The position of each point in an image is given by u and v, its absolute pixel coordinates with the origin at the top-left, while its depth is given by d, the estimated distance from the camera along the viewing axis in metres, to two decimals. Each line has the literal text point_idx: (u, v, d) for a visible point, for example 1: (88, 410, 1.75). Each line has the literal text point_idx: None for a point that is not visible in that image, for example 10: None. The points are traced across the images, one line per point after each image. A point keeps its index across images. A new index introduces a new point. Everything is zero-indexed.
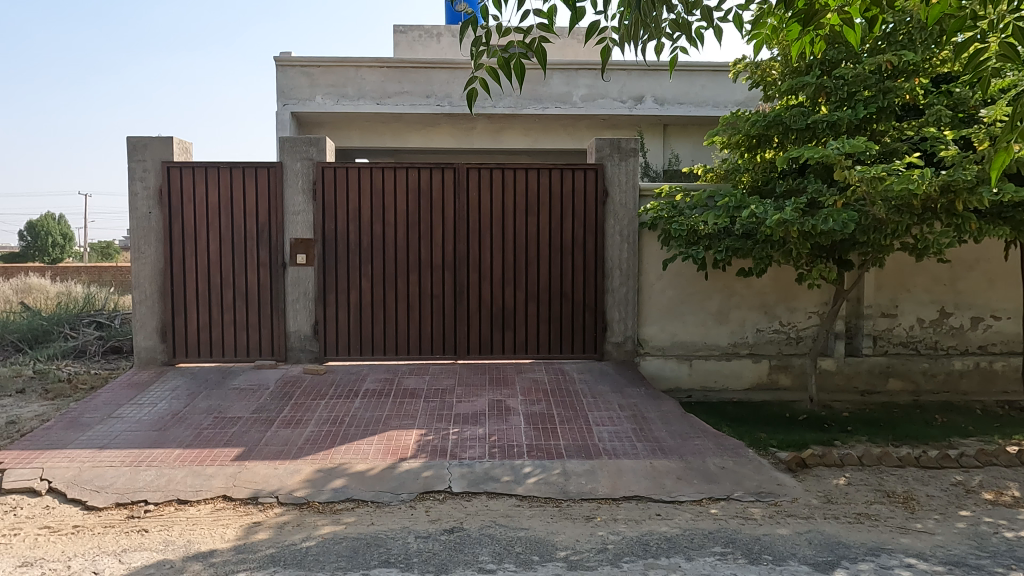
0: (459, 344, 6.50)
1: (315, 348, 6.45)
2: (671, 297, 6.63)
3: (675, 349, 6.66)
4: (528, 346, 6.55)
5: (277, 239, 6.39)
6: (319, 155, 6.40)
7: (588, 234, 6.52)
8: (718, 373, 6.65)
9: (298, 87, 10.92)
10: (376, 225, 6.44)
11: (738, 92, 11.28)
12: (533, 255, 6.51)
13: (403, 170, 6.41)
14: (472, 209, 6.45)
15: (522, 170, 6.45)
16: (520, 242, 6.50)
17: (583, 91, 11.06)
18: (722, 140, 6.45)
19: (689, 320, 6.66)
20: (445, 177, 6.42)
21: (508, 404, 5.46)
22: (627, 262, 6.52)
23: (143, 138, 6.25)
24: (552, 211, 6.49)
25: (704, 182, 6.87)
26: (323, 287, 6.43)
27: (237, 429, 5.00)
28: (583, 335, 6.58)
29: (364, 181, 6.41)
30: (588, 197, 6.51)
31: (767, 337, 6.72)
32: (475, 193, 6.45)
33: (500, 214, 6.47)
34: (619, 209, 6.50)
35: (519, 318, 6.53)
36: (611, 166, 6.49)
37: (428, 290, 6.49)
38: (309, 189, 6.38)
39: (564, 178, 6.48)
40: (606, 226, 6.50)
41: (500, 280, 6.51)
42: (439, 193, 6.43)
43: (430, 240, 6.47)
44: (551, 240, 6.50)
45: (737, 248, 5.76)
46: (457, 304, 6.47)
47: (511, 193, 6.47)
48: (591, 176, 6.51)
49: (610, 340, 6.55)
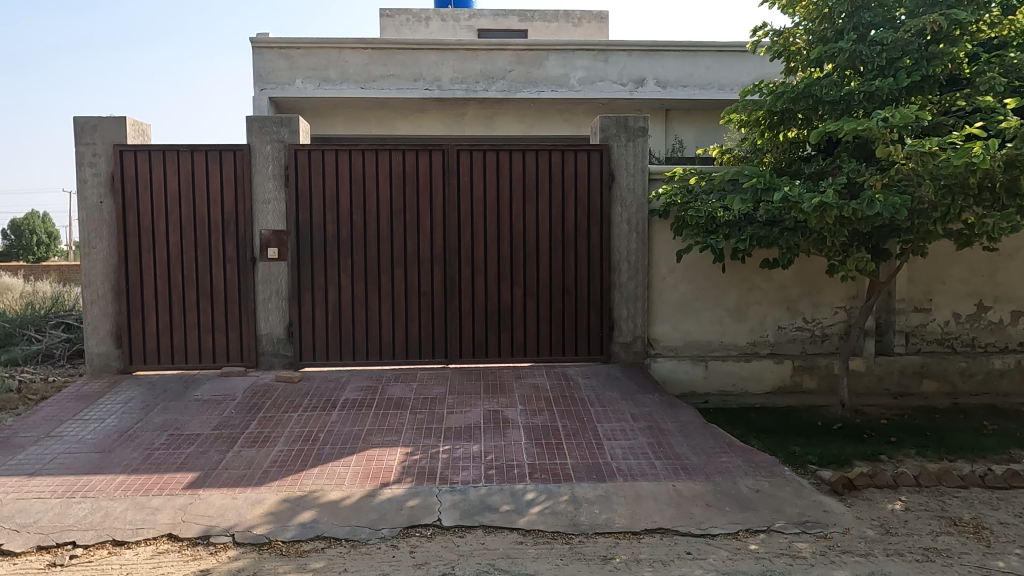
0: (450, 347, 5.84)
1: (289, 352, 5.79)
2: (685, 292, 6.00)
3: (689, 349, 6.04)
4: (527, 348, 5.90)
5: (245, 230, 5.71)
6: (292, 137, 5.72)
7: (593, 222, 5.87)
8: (736, 376, 6.03)
9: (277, 71, 10.21)
10: (357, 214, 5.77)
11: (745, 73, 10.63)
12: (532, 247, 5.85)
13: (386, 152, 5.75)
14: (463, 194, 5.79)
15: (519, 152, 5.79)
16: (518, 232, 5.84)
17: (580, 73, 10.41)
18: (740, 118, 5.81)
19: (705, 317, 6.03)
20: (433, 159, 5.77)
21: (505, 415, 4.81)
22: (636, 253, 5.88)
23: (92, 117, 5.55)
24: (553, 196, 5.83)
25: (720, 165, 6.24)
26: (298, 284, 5.76)
27: (194, 450, 4.33)
28: (587, 336, 5.93)
29: (342, 165, 5.74)
30: (592, 181, 5.85)
31: (790, 336, 6.11)
32: (467, 177, 5.78)
33: (494, 200, 5.81)
34: (626, 194, 5.86)
35: (516, 317, 5.88)
36: (618, 147, 5.84)
37: (416, 285, 5.83)
38: (281, 175, 5.71)
39: (565, 160, 5.81)
40: (612, 213, 5.86)
41: (495, 274, 5.85)
42: (426, 177, 5.77)
43: (418, 230, 5.80)
44: (551, 230, 5.85)
45: (761, 236, 5.14)
46: (448, 303, 5.82)
47: (508, 177, 5.80)
48: (595, 157, 5.85)
49: (618, 341, 5.92)
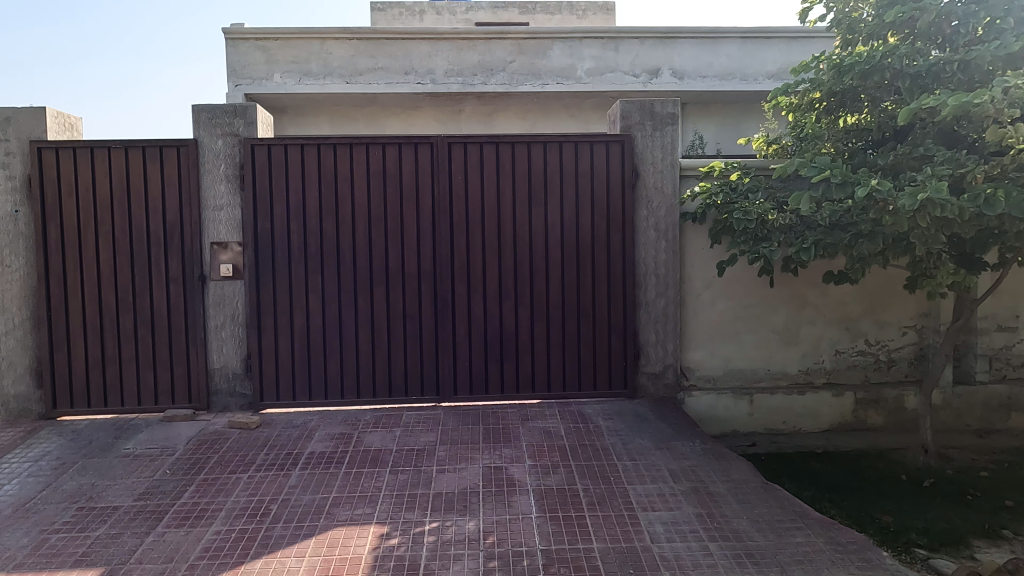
0: (442, 381, 4.83)
1: (248, 391, 4.79)
2: (724, 311, 5.00)
3: (729, 379, 5.03)
4: (535, 382, 4.89)
5: (192, 244, 4.71)
6: (248, 129, 4.73)
7: (613, 228, 4.86)
8: (788, 411, 5.04)
9: (253, 65, 9.25)
10: (328, 223, 4.78)
11: (769, 62, 9.59)
12: (540, 259, 4.85)
13: (361, 146, 4.75)
14: (456, 196, 4.79)
15: (524, 145, 4.79)
16: (523, 241, 4.83)
17: (588, 64, 9.42)
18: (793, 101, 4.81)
19: (748, 341, 5.03)
20: (418, 154, 4.77)
21: (511, 474, 3.80)
22: (666, 266, 4.89)
23: (4, 108, 4.57)
24: (564, 196, 4.83)
25: (766, 158, 5.22)
26: (258, 308, 4.77)
27: (104, 531, 3.30)
28: (607, 366, 4.92)
29: (309, 162, 4.74)
30: (612, 179, 4.85)
31: (849, 362, 5.11)
32: (460, 174, 4.78)
33: (494, 203, 4.81)
34: (652, 194, 4.86)
35: (523, 345, 4.87)
36: (641, 137, 4.85)
37: (400, 307, 4.82)
38: (236, 175, 4.72)
39: (579, 153, 4.82)
40: (636, 217, 4.87)
41: (496, 292, 4.85)
42: (410, 177, 4.77)
43: (402, 241, 4.80)
44: (564, 238, 4.84)
45: (826, 242, 4.13)
46: (439, 329, 4.81)
47: (509, 174, 4.80)
48: (615, 150, 4.85)
49: (645, 371, 4.92)
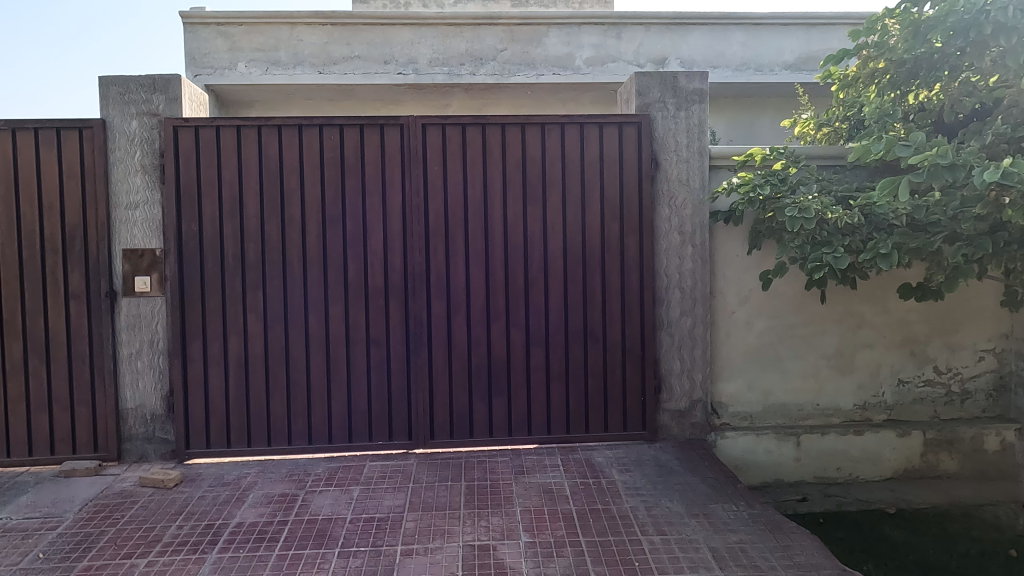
0: (416, 422, 3.86)
1: (171, 436, 3.80)
2: (762, 333, 4.09)
3: (769, 417, 4.11)
4: (532, 422, 3.93)
5: (99, 251, 3.73)
6: (170, 108, 3.76)
7: (627, 231, 3.92)
8: (842, 456, 4.10)
9: (215, 52, 8.28)
10: (271, 224, 3.80)
11: (787, 51, 8.70)
12: (537, 269, 3.89)
13: (313, 128, 3.79)
14: (433, 191, 3.84)
15: (517, 127, 3.86)
16: (516, 248, 3.88)
17: (588, 52, 8.50)
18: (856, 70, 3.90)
19: (791, 369, 4.12)
20: (385, 139, 3.82)
21: (501, 559, 2.81)
22: (693, 277, 3.96)
23: None
24: (567, 191, 3.88)
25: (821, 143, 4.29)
26: (183, 332, 3.79)
27: None
28: (621, 401, 3.97)
29: (248, 148, 3.78)
30: (626, 170, 3.92)
31: (913, 394, 4.19)
32: (437, 163, 3.84)
33: (479, 199, 3.86)
34: (675, 189, 3.94)
35: (516, 377, 3.91)
36: (660, 119, 3.94)
37: (363, 330, 3.85)
38: (155, 165, 3.76)
39: (585, 138, 3.89)
40: (656, 218, 3.94)
41: (482, 310, 3.89)
42: (375, 167, 3.82)
43: (365, 247, 3.84)
44: (567, 243, 3.90)
45: (908, 247, 3.20)
46: (412, 357, 3.84)
47: (499, 164, 3.86)
48: (630, 135, 3.92)
49: (667, 407, 3.98)
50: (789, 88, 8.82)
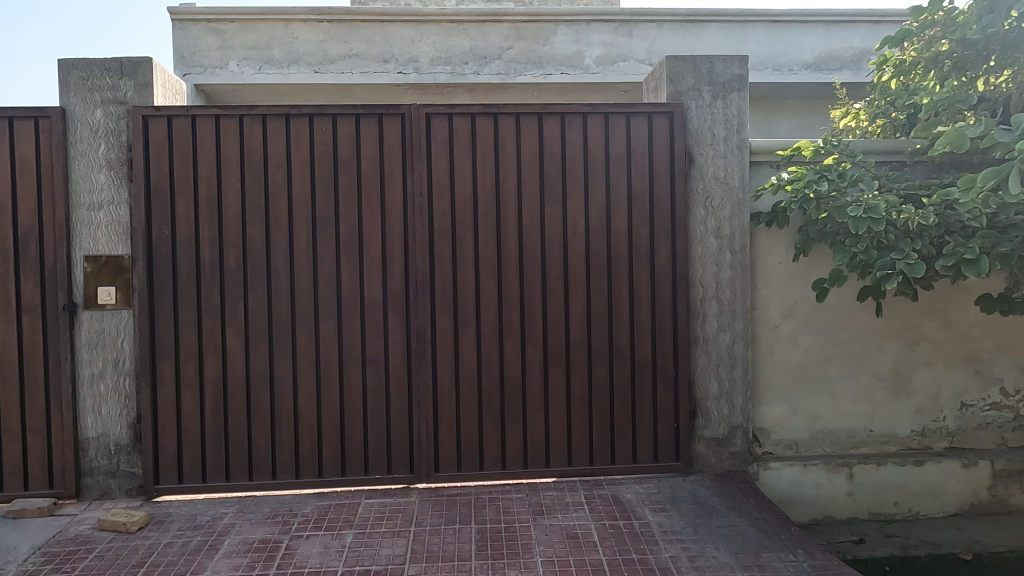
0: (419, 453, 3.37)
1: (139, 469, 3.32)
2: (808, 350, 3.63)
3: (817, 445, 3.64)
4: (551, 452, 3.45)
5: (57, 258, 3.26)
6: (140, 97, 3.30)
7: (658, 234, 3.47)
8: (900, 489, 3.64)
9: (205, 50, 7.85)
10: (254, 227, 3.34)
11: (806, 51, 8.26)
12: (556, 279, 3.42)
13: (302, 118, 3.34)
14: (438, 189, 3.38)
15: (533, 117, 3.41)
16: (532, 254, 3.41)
17: (598, 51, 8.06)
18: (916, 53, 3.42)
19: (841, 391, 3.65)
20: (384, 130, 3.37)
21: None
22: (732, 287, 3.50)
23: None
24: (590, 190, 3.43)
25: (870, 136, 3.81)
26: (152, 351, 3.31)
27: None
28: (652, 428, 3.49)
29: (229, 141, 3.32)
30: (656, 166, 3.46)
31: (978, 418, 3.71)
32: (443, 158, 3.39)
33: (491, 198, 3.40)
34: (712, 188, 3.49)
35: (532, 400, 3.44)
36: (695, 108, 3.49)
37: (359, 347, 3.38)
38: (123, 160, 3.30)
39: (610, 129, 3.44)
40: (690, 220, 3.49)
41: (494, 325, 3.42)
42: (372, 162, 3.37)
43: (360, 253, 3.37)
44: (590, 249, 3.43)
45: (996, 251, 2.73)
46: (415, 379, 3.37)
47: (513, 159, 3.41)
48: (661, 127, 3.47)
49: (702, 435, 3.51)
50: (807, 88, 8.39)
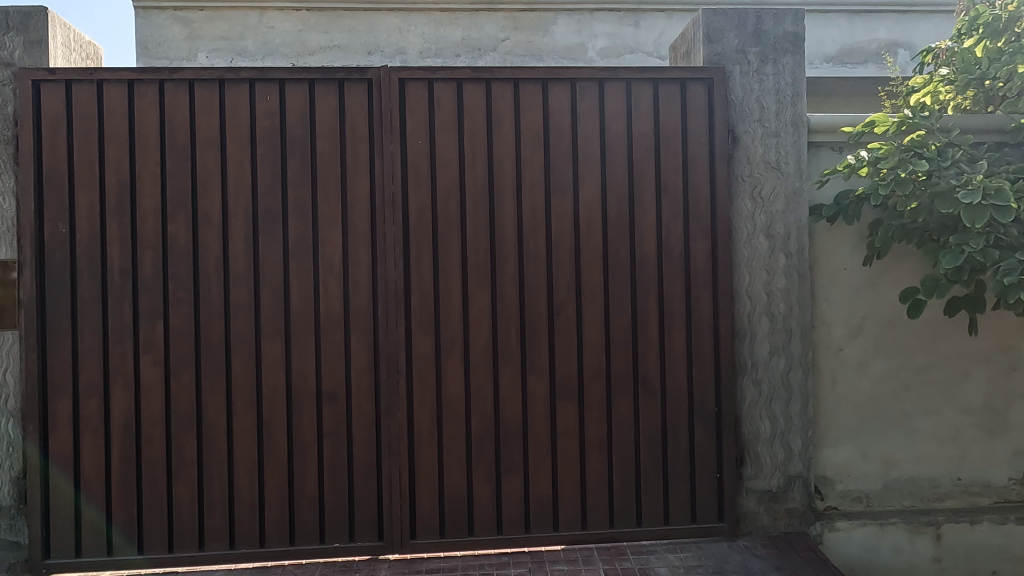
0: (390, 516, 2.61)
1: (24, 540, 2.53)
2: (880, 378, 2.90)
3: (892, 497, 2.90)
4: (560, 512, 2.69)
5: None
6: (31, 58, 2.57)
7: (695, 233, 2.74)
8: (998, 554, 2.89)
9: (171, 42, 5.86)
10: (177, 224, 2.59)
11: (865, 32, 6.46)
12: (565, 290, 2.68)
13: (240, 84, 2.61)
14: (415, 176, 2.65)
15: (537, 86, 2.69)
16: (536, 259, 2.67)
17: (602, 43, 6.11)
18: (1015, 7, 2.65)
19: (920, 429, 2.92)
20: (345, 101, 2.64)
21: None
22: (787, 299, 2.78)
23: None
24: (609, 176, 2.70)
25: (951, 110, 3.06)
26: (44, 385, 2.55)
27: None
28: (688, 479, 2.75)
29: (146, 114, 2.59)
30: (692, 147, 2.74)
31: None
32: (421, 136, 2.66)
33: (482, 187, 2.67)
34: (761, 175, 2.77)
35: (536, 445, 2.68)
36: (737, 74, 2.77)
37: (312, 379, 2.62)
38: (7, 138, 2.54)
39: (633, 101, 2.72)
40: (734, 215, 2.77)
41: (486, 349, 2.66)
42: (330, 141, 2.64)
43: (315, 257, 2.63)
44: (609, 251, 2.70)
45: None
46: (384, 418, 2.62)
47: (511, 138, 2.68)
48: (697, 99, 2.76)
49: (752, 487, 2.77)
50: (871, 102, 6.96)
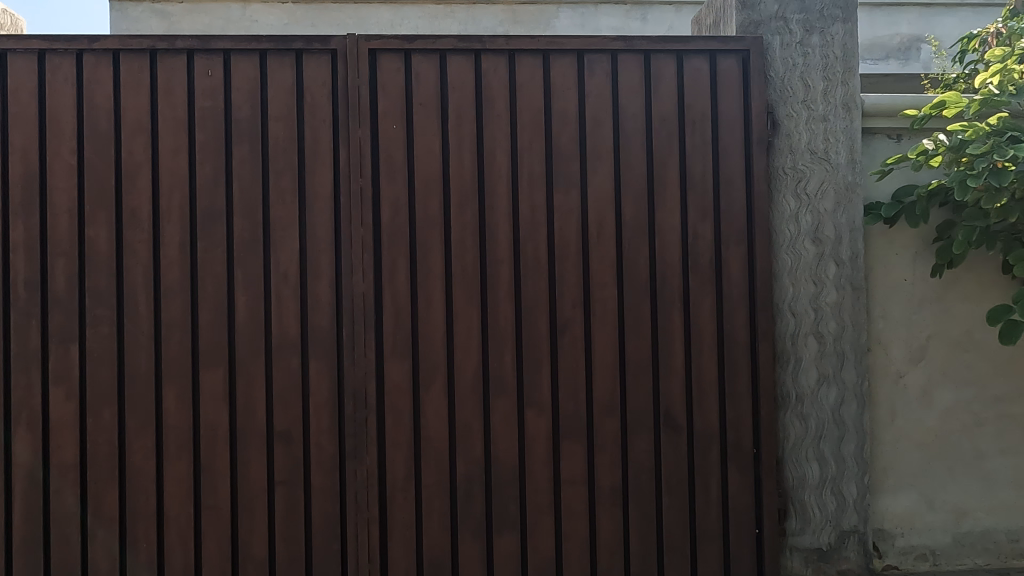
0: None
1: None
2: (948, 411, 2.42)
3: (964, 554, 2.41)
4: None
5: None
6: None
7: (729, 237, 2.26)
8: None
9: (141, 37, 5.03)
10: (98, 226, 2.12)
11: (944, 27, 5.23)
12: (571, 307, 2.21)
13: (175, 55, 2.15)
14: (388, 168, 2.17)
15: (537, 59, 2.22)
16: (536, 269, 2.20)
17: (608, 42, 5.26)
18: None
19: (997, 472, 2.43)
20: (303, 77, 2.17)
21: None
22: (839, 316, 2.31)
23: None
24: (624, 168, 2.23)
25: None
26: None
27: None
28: (722, 536, 2.26)
29: (60, 92, 2.12)
30: (726, 132, 2.27)
31: None
32: (396, 119, 2.18)
33: (470, 182, 2.19)
34: (807, 166, 2.31)
35: (535, 496, 2.20)
36: (778, 46, 2.31)
37: (261, 416, 2.14)
38: None
39: (653, 77, 2.25)
40: (775, 215, 2.30)
41: (474, 378, 2.18)
42: (285, 125, 2.17)
43: (266, 266, 2.16)
44: (625, 259, 2.22)
45: None
46: (350, 463, 2.14)
47: (506, 122, 2.21)
48: (731, 74, 2.28)
49: (799, 545, 2.29)
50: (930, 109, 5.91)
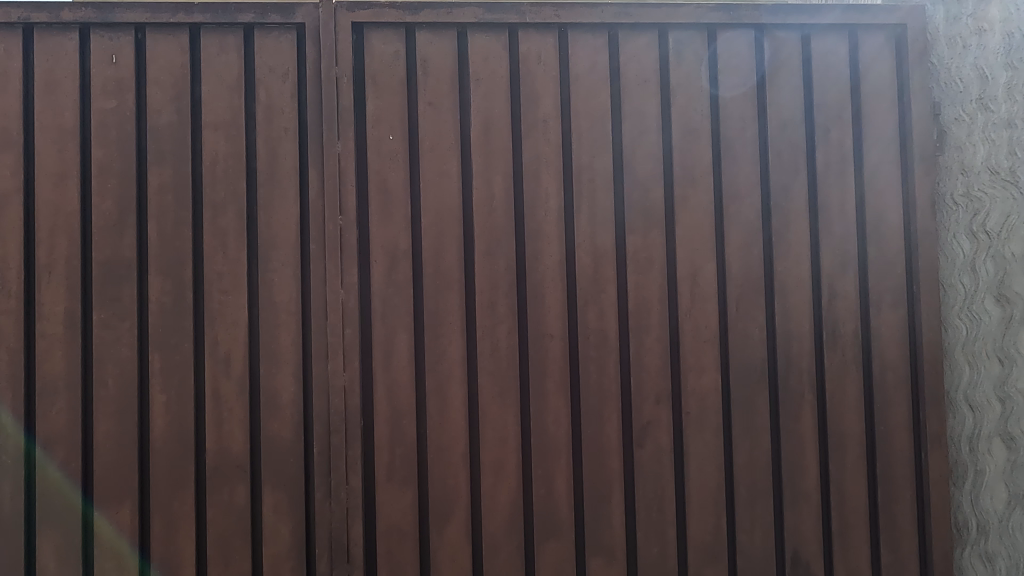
0: None
1: None
2: None
3: None
4: None
5: None
6: None
7: (881, 295, 1.55)
8: None
9: None
10: None
11: None
12: (654, 404, 1.49)
13: (61, 34, 1.44)
14: (381, 200, 1.46)
15: (600, 38, 1.51)
16: (603, 349, 1.48)
17: None
18: None
19: None
20: (254, 66, 1.46)
21: None
22: None
23: None
24: (727, 198, 1.52)
25: None
26: None
27: None
28: None
29: None
30: (874, 141, 1.57)
31: None
32: (393, 127, 1.47)
33: (504, 219, 1.48)
34: (985, 194, 1.54)
35: None
36: (941, 23, 1.59)
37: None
38: None
39: (768, 64, 1.54)
40: (947, 263, 1.57)
41: (513, 514, 1.46)
42: (227, 137, 1.45)
43: (199, 348, 1.44)
44: (732, 331, 1.51)
45: None
46: None
47: (555, 130, 1.49)
48: (878, 58, 1.58)
49: None
50: None
